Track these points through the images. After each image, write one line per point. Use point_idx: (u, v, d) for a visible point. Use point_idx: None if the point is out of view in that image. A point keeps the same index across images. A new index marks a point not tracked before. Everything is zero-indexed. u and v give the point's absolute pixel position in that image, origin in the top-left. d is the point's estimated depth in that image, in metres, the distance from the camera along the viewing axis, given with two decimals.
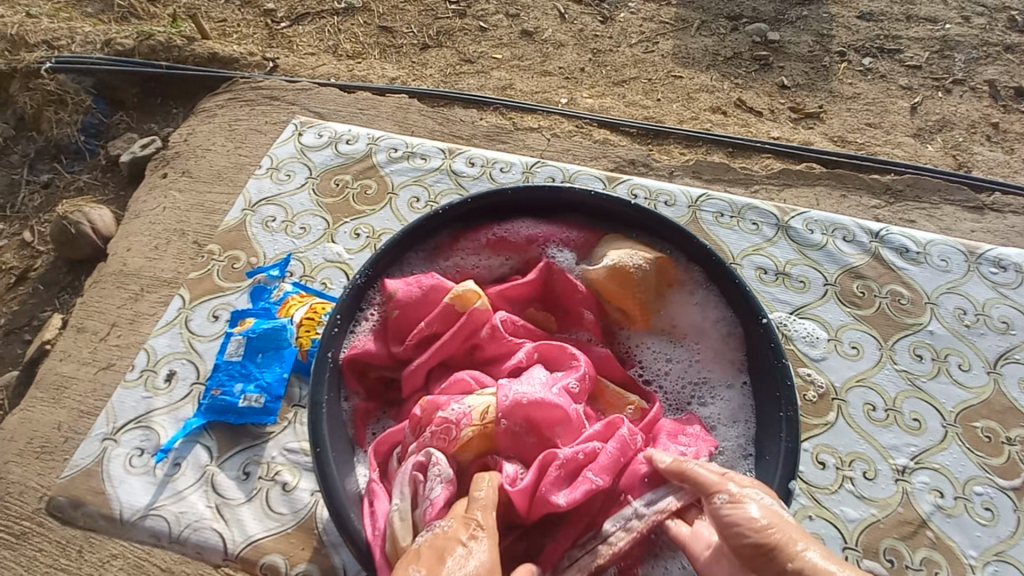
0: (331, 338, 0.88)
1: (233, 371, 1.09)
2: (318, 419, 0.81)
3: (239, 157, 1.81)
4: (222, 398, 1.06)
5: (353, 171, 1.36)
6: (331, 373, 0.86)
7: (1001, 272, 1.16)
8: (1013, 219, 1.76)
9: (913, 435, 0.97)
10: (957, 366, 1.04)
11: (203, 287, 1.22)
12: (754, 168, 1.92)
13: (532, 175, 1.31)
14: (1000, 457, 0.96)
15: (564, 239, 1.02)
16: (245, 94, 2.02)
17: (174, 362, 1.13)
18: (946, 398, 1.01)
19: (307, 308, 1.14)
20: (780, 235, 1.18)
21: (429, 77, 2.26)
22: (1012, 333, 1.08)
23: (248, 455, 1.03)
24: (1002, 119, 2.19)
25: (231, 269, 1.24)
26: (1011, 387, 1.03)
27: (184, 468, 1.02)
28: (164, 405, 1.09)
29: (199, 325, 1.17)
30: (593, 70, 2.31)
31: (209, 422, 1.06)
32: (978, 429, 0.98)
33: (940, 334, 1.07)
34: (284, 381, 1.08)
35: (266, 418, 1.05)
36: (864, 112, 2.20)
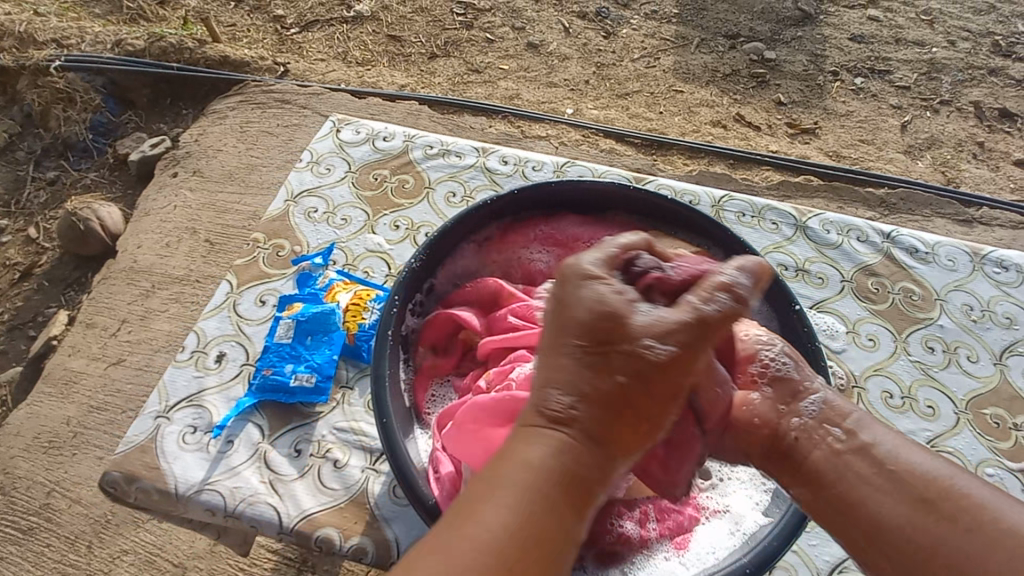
0: (389, 316, 0.80)
1: (283, 352, 1.10)
2: (382, 392, 0.76)
3: (251, 158, 1.83)
4: (273, 377, 1.07)
5: (390, 167, 1.39)
6: (391, 348, 0.79)
7: (1002, 272, 1.22)
8: (1000, 232, 1.84)
9: (927, 420, 1.02)
10: (966, 358, 1.09)
11: (249, 273, 1.22)
12: (755, 179, 1.99)
13: (564, 174, 1.35)
14: (1008, 441, 1.01)
15: (610, 238, 0.94)
16: (256, 97, 2.05)
17: (224, 344, 1.13)
18: (957, 387, 1.06)
19: (352, 295, 1.16)
20: (798, 235, 1.23)
21: (438, 85, 2.31)
22: (1015, 327, 1.14)
23: (299, 433, 1.03)
24: (987, 138, 2.29)
25: (277, 256, 1.25)
26: (1016, 377, 1.08)
27: (237, 445, 1.01)
28: (215, 384, 1.09)
29: (247, 308, 1.17)
30: (597, 83, 2.37)
31: (261, 400, 1.06)
32: (988, 415, 1.03)
33: (949, 328, 1.12)
34: (334, 362, 1.09)
35: (317, 398, 1.06)
36: (857, 128, 2.29)
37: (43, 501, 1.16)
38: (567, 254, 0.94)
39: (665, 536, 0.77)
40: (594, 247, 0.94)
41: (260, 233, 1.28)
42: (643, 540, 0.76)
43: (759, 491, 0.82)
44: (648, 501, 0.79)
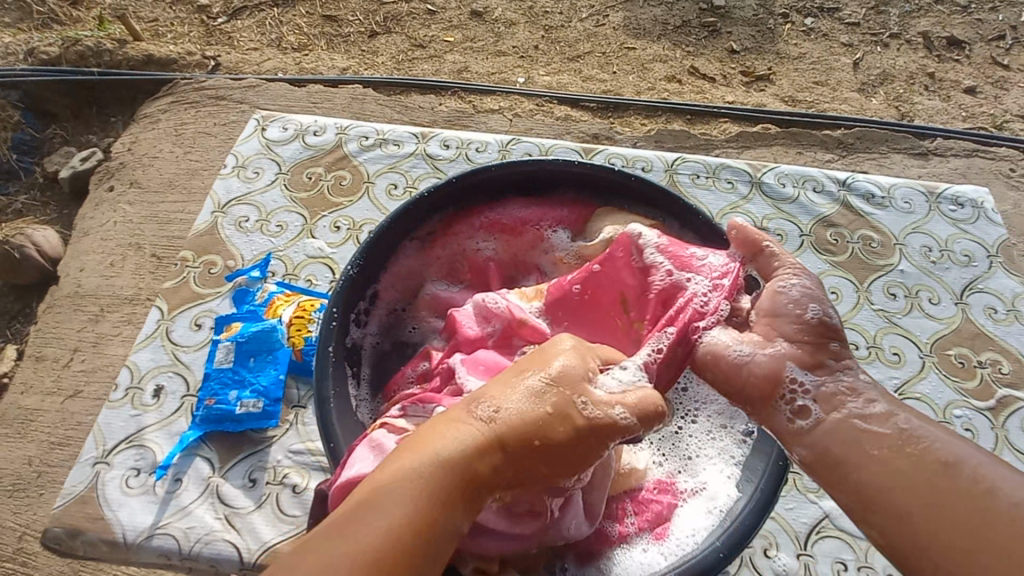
0: (329, 332, 0.74)
1: (225, 378, 1.05)
2: (327, 416, 0.70)
3: (190, 162, 1.72)
4: (218, 407, 1.02)
5: (325, 163, 1.32)
6: (335, 366, 0.74)
7: (959, 209, 1.22)
8: (955, 162, 1.86)
9: (894, 368, 1.02)
10: (928, 301, 1.10)
11: (180, 295, 1.16)
12: (714, 132, 1.96)
13: (509, 153, 1.30)
14: (974, 380, 1.02)
15: (556, 218, 0.91)
16: (188, 96, 1.92)
17: (160, 376, 1.08)
18: (921, 331, 1.06)
19: (296, 307, 1.10)
20: (754, 192, 1.21)
21: (382, 65, 2.20)
22: (973, 264, 1.15)
23: (252, 461, 0.99)
24: (937, 68, 2.30)
25: (207, 274, 1.18)
26: (978, 314, 1.09)
27: (186, 483, 0.97)
28: (155, 421, 1.03)
29: (182, 335, 1.12)
30: (547, 48, 2.29)
31: (206, 432, 1.01)
32: (953, 356, 1.04)
33: (910, 272, 1.13)
34: (281, 382, 1.05)
35: (267, 422, 1.02)
36: (811, 70, 2.26)
37: (16, 546, 1.09)
38: (516, 239, 0.91)
39: (643, 529, 0.74)
40: (544, 228, 0.91)
41: (188, 250, 1.21)
42: (622, 538, 0.73)
43: (729, 463, 0.76)
44: (626, 496, 0.76)
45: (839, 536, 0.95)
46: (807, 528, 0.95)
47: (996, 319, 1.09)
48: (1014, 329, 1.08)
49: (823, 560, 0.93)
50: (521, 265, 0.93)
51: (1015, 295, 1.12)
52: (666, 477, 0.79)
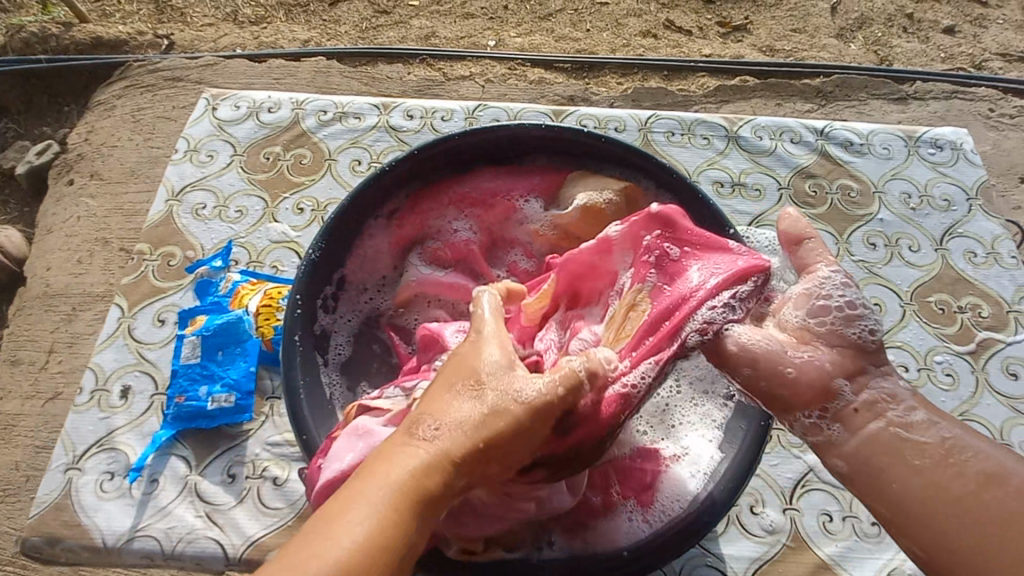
0: (295, 320, 0.72)
1: (193, 374, 1.02)
2: (296, 405, 0.68)
3: (151, 150, 1.65)
4: (188, 403, 1.00)
5: (283, 141, 1.26)
6: (303, 355, 0.71)
7: (938, 152, 1.21)
8: (934, 105, 1.84)
9: (876, 318, 1.01)
10: (908, 249, 1.09)
11: (140, 291, 1.12)
12: (691, 88, 1.91)
13: (475, 119, 1.25)
14: (954, 325, 1.01)
15: (527, 187, 0.87)
16: (143, 79, 1.82)
17: (127, 376, 1.04)
18: (901, 279, 1.06)
19: (262, 295, 1.06)
20: (731, 146, 1.18)
21: (345, 35, 2.09)
22: (953, 209, 1.14)
23: (229, 457, 0.97)
24: (916, 8, 2.25)
25: (166, 267, 1.14)
26: (959, 260, 1.08)
27: (163, 483, 0.95)
28: (125, 423, 1.01)
29: (145, 332, 1.08)
30: (517, 7, 2.20)
31: (180, 431, 0.99)
32: (933, 302, 1.04)
33: (890, 221, 1.12)
34: (252, 375, 1.02)
35: (240, 416, 1.00)
36: (788, 17, 2.20)
37: None
38: (487, 215, 0.87)
39: (628, 498, 0.74)
40: (515, 200, 0.86)
41: (144, 244, 1.16)
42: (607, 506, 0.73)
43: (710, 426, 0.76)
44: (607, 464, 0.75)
45: (824, 488, 0.96)
46: (792, 483, 0.96)
47: (976, 263, 1.08)
48: (994, 272, 1.08)
49: (809, 513, 0.94)
50: (499, 242, 0.88)
51: (995, 237, 1.11)
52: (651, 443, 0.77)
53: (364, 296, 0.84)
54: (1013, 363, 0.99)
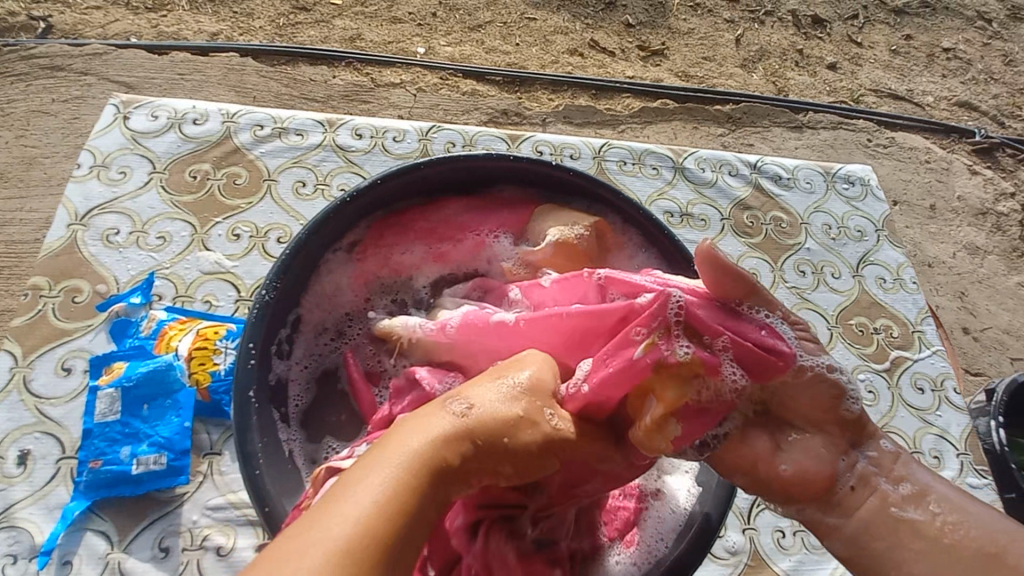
0: (247, 373, 0.66)
1: (112, 434, 0.84)
2: (254, 472, 0.62)
3: (24, 149, 1.40)
4: (108, 468, 0.82)
5: (212, 158, 1.13)
6: (258, 412, 0.65)
7: (850, 187, 1.34)
8: (824, 134, 2.06)
9: None
10: (831, 276, 1.20)
11: (38, 334, 0.93)
12: (618, 108, 1.99)
13: (429, 143, 1.21)
14: (872, 346, 1.13)
15: (497, 222, 0.84)
16: (11, 66, 1.56)
17: (24, 440, 0.85)
18: (827, 303, 1.16)
19: (194, 336, 0.92)
20: (677, 177, 1.24)
21: (260, 30, 1.92)
22: (865, 239, 1.27)
23: (162, 527, 0.80)
24: (805, 45, 2.51)
25: (72, 305, 0.96)
26: (870, 284, 1.21)
27: (78, 566, 0.77)
28: (24, 496, 0.81)
29: (46, 384, 0.89)
30: (446, 15, 2.16)
31: (97, 502, 0.81)
32: (854, 325, 1.15)
33: (816, 250, 1.22)
34: (187, 431, 0.86)
35: (175, 480, 0.83)
36: (700, 46, 2.36)
37: None
38: (454, 251, 0.84)
39: (614, 537, 0.71)
40: (484, 235, 0.83)
41: (41, 277, 0.98)
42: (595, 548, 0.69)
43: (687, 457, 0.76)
44: None
45: (776, 505, 0.98)
46: (748, 503, 0.97)
47: (885, 288, 1.21)
48: (899, 296, 1.21)
49: (765, 531, 0.96)
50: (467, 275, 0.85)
51: (899, 264, 1.25)
52: (631, 481, 0.76)
53: (324, 339, 0.79)
54: (919, 377, 1.12)
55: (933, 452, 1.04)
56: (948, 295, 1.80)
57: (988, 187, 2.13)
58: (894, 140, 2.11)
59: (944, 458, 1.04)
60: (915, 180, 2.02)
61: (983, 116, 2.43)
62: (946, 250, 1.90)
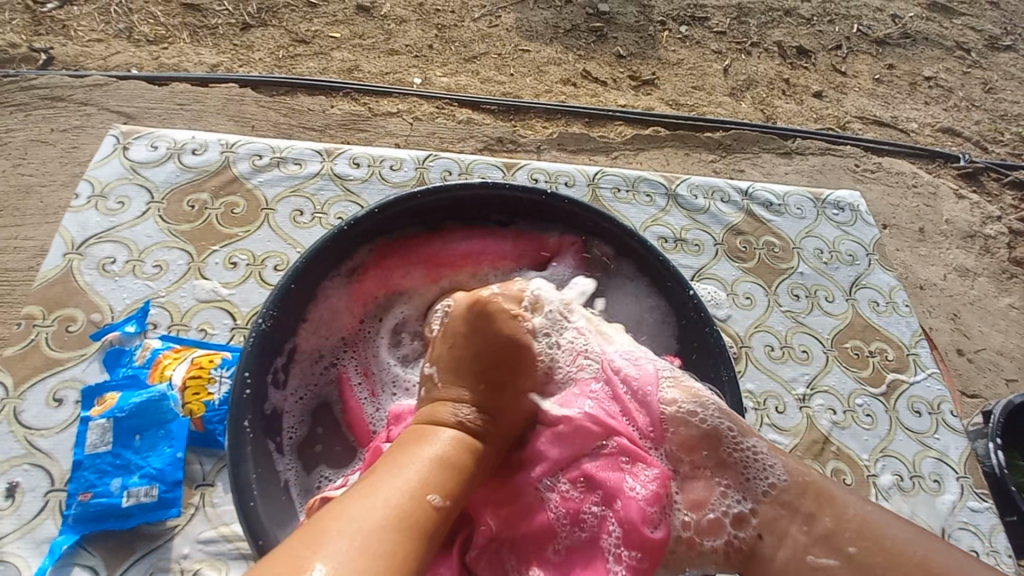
0: (243, 402, 0.65)
1: (102, 466, 0.82)
2: (248, 505, 0.61)
3: (20, 178, 1.40)
4: (97, 502, 0.80)
5: (210, 187, 1.14)
6: (253, 443, 0.65)
7: (840, 212, 1.36)
8: (812, 160, 2.10)
9: (805, 365, 1.11)
10: (825, 299, 1.21)
11: (28, 364, 0.92)
12: (611, 135, 2.02)
13: (427, 171, 1.22)
14: (867, 369, 1.13)
15: (497, 249, 0.87)
16: (12, 97, 1.58)
17: (10, 473, 0.83)
18: (822, 327, 1.16)
19: (189, 365, 0.91)
20: (671, 204, 1.26)
21: (260, 61, 1.96)
22: (857, 262, 1.28)
23: (149, 563, 0.78)
24: (791, 75, 2.58)
25: (65, 334, 0.95)
26: (864, 308, 1.22)
27: None
28: (7, 533, 0.78)
29: (36, 415, 0.87)
30: (442, 47, 2.21)
31: (85, 538, 0.78)
32: (849, 348, 1.15)
33: (809, 274, 1.23)
34: (181, 462, 0.84)
35: (166, 512, 0.81)
36: (689, 76, 2.43)
37: None
38: (454, 278, 0.86)
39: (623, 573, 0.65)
40: (485, 263, 0.86)
41: (35, 306, 0.97)
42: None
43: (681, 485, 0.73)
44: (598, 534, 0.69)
45: None
46: None
47: (879, 311, 1.22)
48: (893, 319, 1.22)
49: None
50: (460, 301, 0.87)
51: (891, 288, 1.26)
52: None
53: (319, 366, 0.79)
54: (916, 401, 1.12)
55: (932, 476, 1.03)
56: (940, 317, 1.81)
57: (974, 210, 2.17)
58: (880, 166, 2.16)
59: (944, 482, 1.03)
60: (902, 205, 2.05)
61: (965, 142, 2.49)
62: (936, 272, 1.92)
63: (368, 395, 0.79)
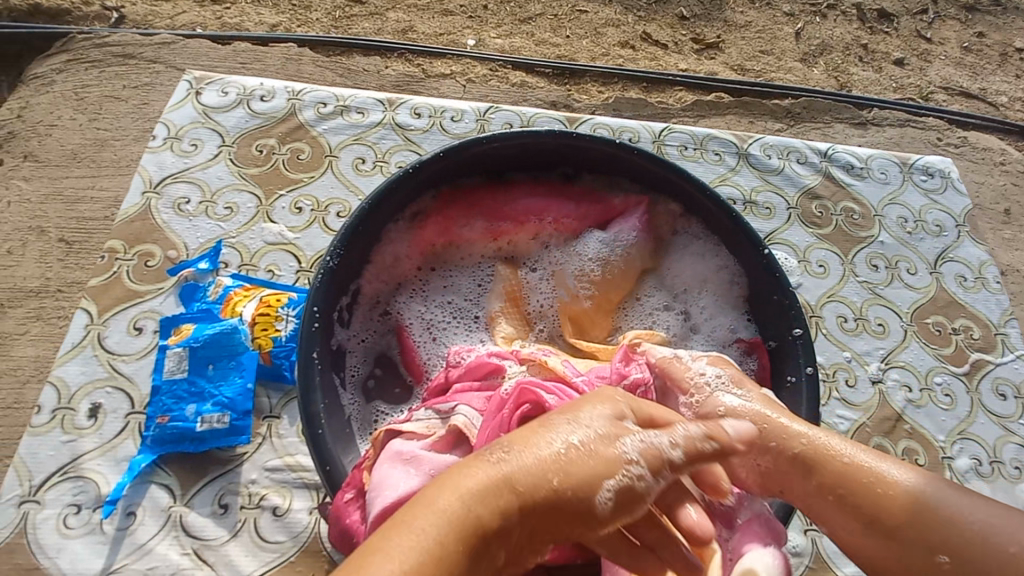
0: (312, 336, 0.67)
1: (180, 392, 0.87)
2: (318, 433, 0.63)
3: (98, 131, 1.47)
4: (173, 424, 0.85)
5: (277, 134, 1.16)
6: (321, 376, 0.66)
7: (929, 179, 1.26)
8: (891, 131, 1.95)
9: (880, 338, 1.04)
10: (907, 271, 1.13)
11: (110, 295, 0.98)
12: (670, 101, 1.93)
13: (488, 123, 1.20)
14: (949, 347, 1.06)
15: (558, 206, 0.85)
16: (89, 54, 1.65)
17: (97, 393, 0.89)
18: (901, 300, 1.09)
19: (258, 303, 0.95)
20: (741, 163, 1.20)
21: (316, 22, 1.96)
22: (944, 234, 1.19)
23: (220, 485, 0.83)
24: (871, 39, 2.39)
25: (144, 269, 1.00)
26: (950, 283, 1.13)
27: (142, 516, 0.80)
28: (96, 447, 0.85)
29: (119, 342, 0.93)
30: (496, 8, 2.15)
31: (162, 457, 0.84)
32: (931, 324, 1.08)
33: (890, 244, 1.15)
34: (250, 393, 0.88)
35: (236, 439, 0.85)
36: (757, 39, 2.28)
37: None
38: (515, 235, 0.86)
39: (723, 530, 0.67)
40: (545, 225, 0.86)
41: (116, 241, 1.03)
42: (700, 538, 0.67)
43: None
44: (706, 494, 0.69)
45: None
46: None
47: (966, 287, 1.13)
48: (981, 296, 1.13)
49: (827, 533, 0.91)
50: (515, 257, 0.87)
51: (981, 263, 1.17)
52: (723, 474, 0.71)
53: (376, 312, 0.81)
54: (1001, 383, 1.04)
55: (1015, 464, 0.96)
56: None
57: None
58: (967, 139, 1.98)
59: None
60: (989, 183, 1.89)
61: None
62: (1023, 257, 1.76)
63: (426, 338, 0.81)
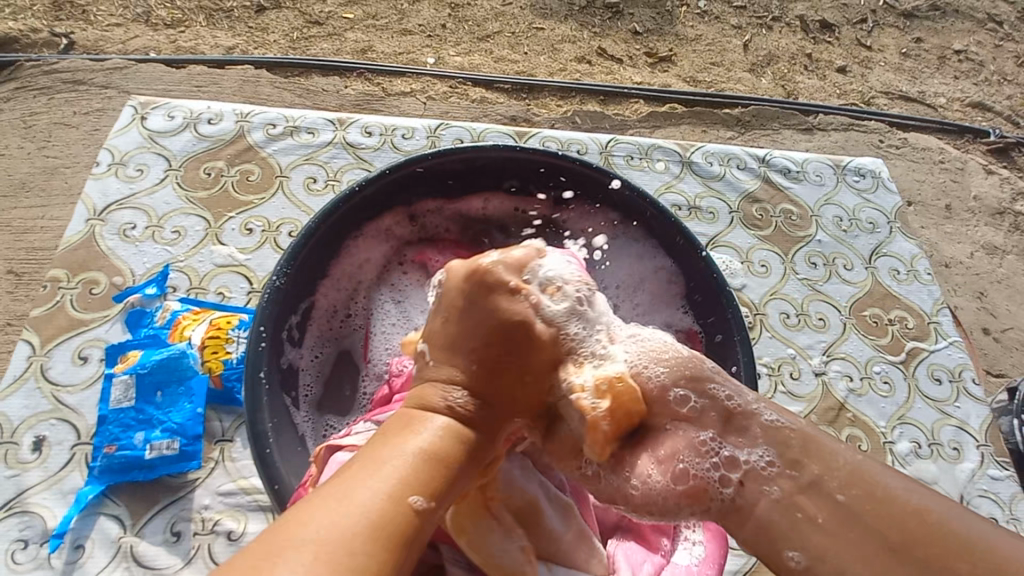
0: (258, 355, 0.67)
1: (126, 420, 0.85)
2: (266, 452, 0.63)
3: (46, 159, 1.43)
4: (121, 453, 0.83)
5: (227, 155, 1.15)
6: (270, 395, 0.67)
7: (861, 179, 1.32)
8: (835, 135, 2.04)
9: (821, 332, 1.09)
10: (844, 267, 1.18)
11: (54, 323, 0.95)
12: (626, 113, 1.99)
13: (439, 139, 1.23)
14: (886, 336, 1.11)
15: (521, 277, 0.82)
16: (36, 81, 1.61)
17: (40, 426, 0.86)
18: (840, 295, 1.14)
19: (207, 326, 0.94)
20: (685, 171, 1.24)
21: (274, 44, 1.96)
22: (877, 230, 1.25)
23: (173, 512, 0.81)
24: (813, 49, 2.50)
25: (89, 296, 0.98)
26: (884, 276, 1.19)
27: (90, 549, 0.78)
28: (39, 481, 0.82)
29: (63, 371, 0.91)
30: (455, 27, 2.19)
31: (110, 487, 0.82)
32: (868, 316, 1.13)
33: (827, 242, 1.21)
34: (200, 417, 0.87)
35: (187, 465, 0.84)
36: (707, 52, 2.37)
37: None
38: None
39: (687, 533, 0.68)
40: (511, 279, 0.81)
41: (60, 269, 1.00)
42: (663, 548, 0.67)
43: None
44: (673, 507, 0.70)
45: None
46: None
47: (899, 279, 1.20)
48: (914, 287, 1.19)
49: None
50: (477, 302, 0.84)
51: (913, 256, 1.23)
52: None
53: (335, 322, 0.81)
54: (936, 369, 1.10)
55: (952, 444, 1.01)
56: (966, 296, 1.76)
57: (1004, 186, 2.09)
58: (905, 141, 2.09)
59: (964, 451, 1.01)
60: (928, 180, 1.99)
61: (997, 117, 2.40)
62: (962, 250, 1.86)
63: (378, 339, 0.83)
